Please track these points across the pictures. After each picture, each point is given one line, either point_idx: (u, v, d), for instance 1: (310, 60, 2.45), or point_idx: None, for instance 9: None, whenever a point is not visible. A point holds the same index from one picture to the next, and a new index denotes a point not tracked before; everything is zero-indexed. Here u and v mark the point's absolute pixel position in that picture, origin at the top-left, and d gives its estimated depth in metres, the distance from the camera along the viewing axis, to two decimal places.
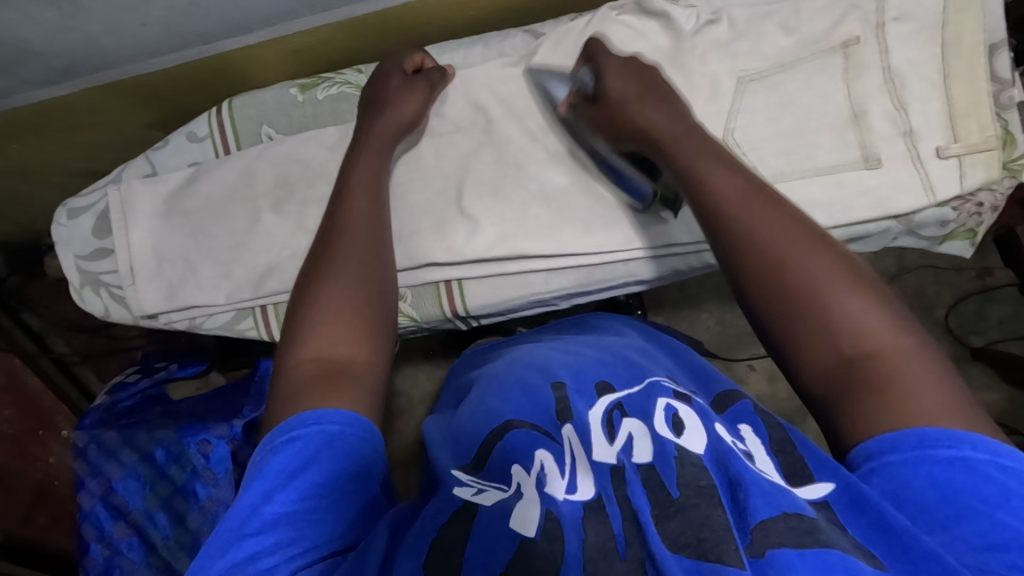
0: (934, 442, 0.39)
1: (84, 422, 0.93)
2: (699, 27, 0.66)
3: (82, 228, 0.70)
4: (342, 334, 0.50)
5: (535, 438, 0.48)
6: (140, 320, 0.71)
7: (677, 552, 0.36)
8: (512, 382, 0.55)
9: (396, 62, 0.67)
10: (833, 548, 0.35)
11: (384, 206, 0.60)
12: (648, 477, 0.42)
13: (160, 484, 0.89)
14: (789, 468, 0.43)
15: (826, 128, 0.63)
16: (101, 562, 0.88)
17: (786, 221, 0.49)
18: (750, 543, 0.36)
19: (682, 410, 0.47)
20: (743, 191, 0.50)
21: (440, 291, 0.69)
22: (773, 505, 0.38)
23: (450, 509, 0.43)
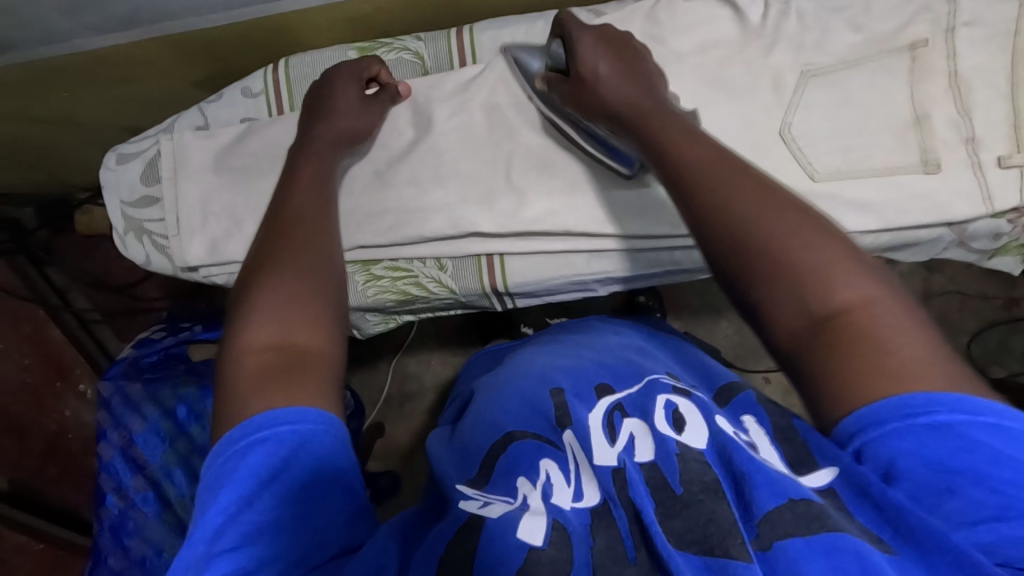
0: (915, 410, 0.37)
1: (111, 372, 0.92)
2: (767, 18, 0.66)
3: (131, 174, 0.71)
4: (289, 319, 0.47)
5: (539, 448, 0.48)
6: (179, 273, 0.72)
7: (683, 550, 0.36)
8: (512, 392, 0.55)
9: (348, 69, 0.67)
10: (843, 532, 0.34)
11: (333, 198, 0.58)
12: (652, 476, 0.42)
13: (180, 440, 0.89)
14: (793, 457, 0.42)
15: (885, 130, 0.63)
16: (116, 514, 0.89)
17: (760, 196, 0.46)
18: (755, 538, 0.36)
19: (682, 406, 0.47)
20: (712, 174, 0.48)
21: (481, 264, 0.68)
22: (779, 492, 0.37)
23: (455, 524, 0.41)
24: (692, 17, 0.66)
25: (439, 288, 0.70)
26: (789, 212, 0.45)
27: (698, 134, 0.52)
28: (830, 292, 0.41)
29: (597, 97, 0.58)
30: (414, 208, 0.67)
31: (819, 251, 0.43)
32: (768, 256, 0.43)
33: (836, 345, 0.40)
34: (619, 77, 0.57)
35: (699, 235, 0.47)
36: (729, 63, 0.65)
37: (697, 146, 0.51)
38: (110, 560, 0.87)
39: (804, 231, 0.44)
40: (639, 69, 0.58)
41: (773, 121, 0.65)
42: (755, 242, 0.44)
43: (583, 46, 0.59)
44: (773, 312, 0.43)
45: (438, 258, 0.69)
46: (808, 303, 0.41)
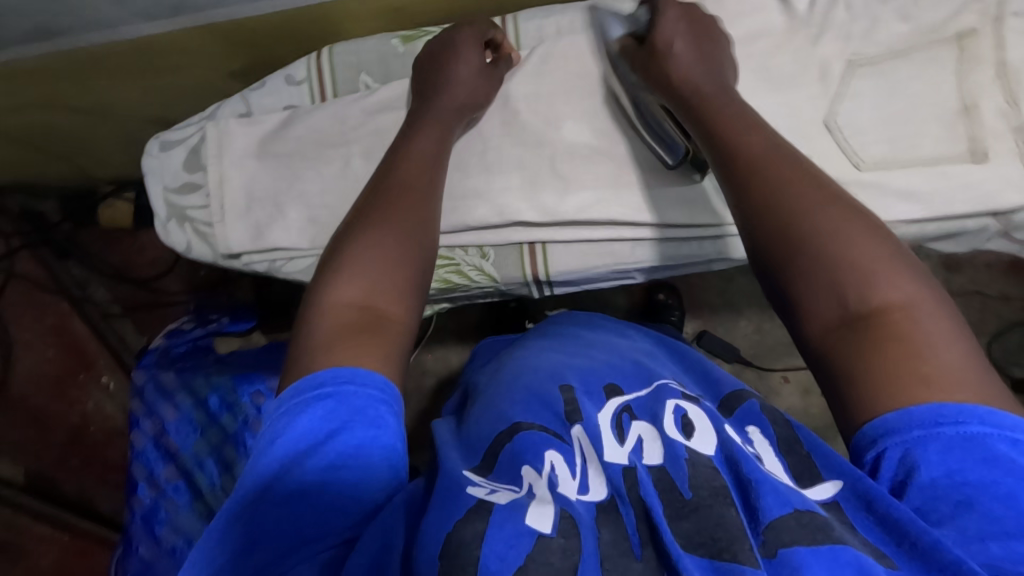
0: (943, 419, 0.37)
1: (143, 362, 0.93)
2: (814, 7, 0.66)
3: (174, 161, 0.71)
4: (375, 281, 0.49)
5: (546, 439, 0.46)
6: (220, 260, 0.72)
7: (692, 552, 0.36)
8: (521, 387, 0.53)
9: (470, 31, 0.66)
10: (845, 545, 0.35)
11: (442, 169, 0.61)
12: (659, 478, 0.42)
13: (212, 430, 0.89)
14: (797, 468, 0.43)
15: (931, 119, 0.63)
16: (147, 503, 0.88)
17: (818, 193, 0.47)
18: (762, 544, 0.36)
19: (691, 412, 0.47)
20: (766, 169, 0.49)
21: (523, 253, 0.69)
22: (785, 503, 0.38)
23: (462, 507, 0.39)
24: (738, 6, 0.66)
25: (480, 275, 0.70)
26: (839, 210, 0.46)
27: (754, 129, 0.53)
28: (870, 289, 0.42)
29: (665, 66, 0.60)
30: (457, 195, 0.67)
31: (862, 245, 0.44)
32: (813, 247, 0.45)
33: (871, 341, 0.40)
34: (694, 57, 0.60)
35: (745, 225, 0.49)
36: (775, 52, 0.65)
37: (757, 138, 0.52)
38: (142, 550, 0.86)
39: (854, 227, 0.45)
40: (713, 54, 0.61)
41: (818, 111, 0.65)
42: (801, 232, 0.45)
43: (668, 17, 0.61)
44: (812, 303, 0.44)
45: (480, 246, 0.69)
46: (848, 297, 0.42)
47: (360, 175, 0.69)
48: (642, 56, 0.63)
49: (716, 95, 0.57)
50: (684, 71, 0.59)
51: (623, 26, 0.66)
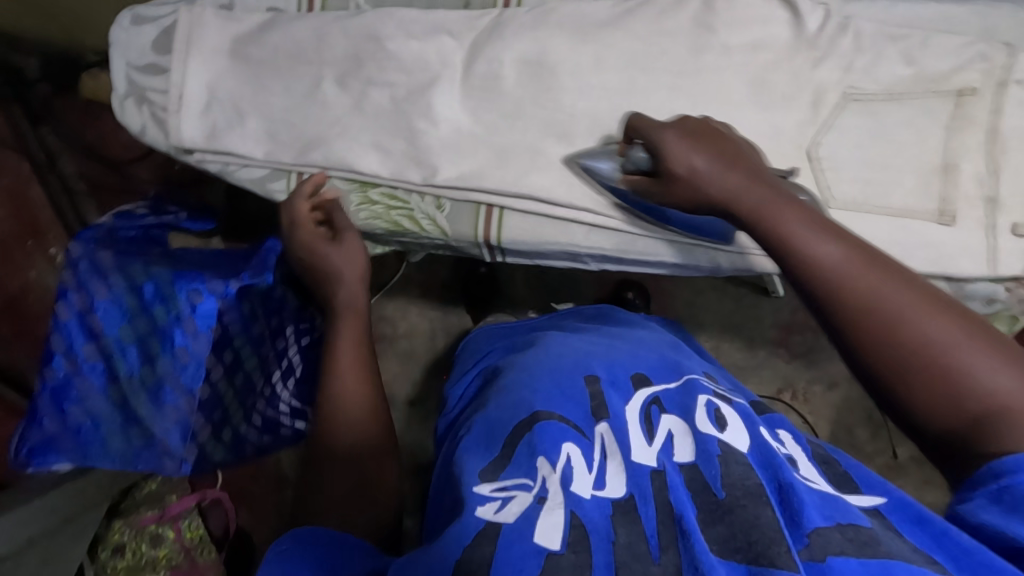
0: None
1: (84, 234, 0.89)
2: (824, 28, 0.63)
3: (142, 38, 0.67)
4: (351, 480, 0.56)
5: (566, 431, 0.49)
6: (171, 152, 0.69)
7: (729, 558, 0.39)
8: (558, 376, 0.56)
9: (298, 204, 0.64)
10: (897, 560, 0.36)
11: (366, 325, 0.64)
12: (692, 477, 0.45)
13: (140, 319, 0.87)
14: (835, 477, 0.46)
15: (910, 170, 0.62)
16: (59, 377, 0.87)
17: (910, 292, 0.42)
18: (806, 547, 0.38)
19: (723, 409, 0.52)
20: (856, 273, 0.43)
21: (479, 213, 0.67)
22: (829, 517, 0.40)
23: (474, 529, 0.41)
24: (749, 10, 0.63)
25: (432, 227, 0.68)
26: (929, 303, 0.41)
27: (829, 223, 0.46)
28: (982, 393, 0.39)
29: (699, 192, 0.51)
30: (426, 147, 0.66)
31: (963, 343, 0.40)
32: (912, 358, 0.41)
33: (1002, 448, 0.38)
34: (716, 172, 0.51)
35: (836, 336, 0.44)
36: (776, 69, 0.63)
37: (831, 238, 0.45)
38: (45, 422, 0.87)
39: (948, 324, 0.40)
40: (723, 147, 0.53)
41: (801, 138, 0.63)
42: (899, 343, 0.41)
43: (669, 142, 0.53)
44: (927, 412, 0.40)
45: (437, 197, 0.67)
46: (961, 403, 0.39)
47: (330, 101, 0.67)
48: (658, 189, 0.55)
49: (759, 207, 0.48)
50: (726, 189, 0.51)
51: (608, 162, 0.61)
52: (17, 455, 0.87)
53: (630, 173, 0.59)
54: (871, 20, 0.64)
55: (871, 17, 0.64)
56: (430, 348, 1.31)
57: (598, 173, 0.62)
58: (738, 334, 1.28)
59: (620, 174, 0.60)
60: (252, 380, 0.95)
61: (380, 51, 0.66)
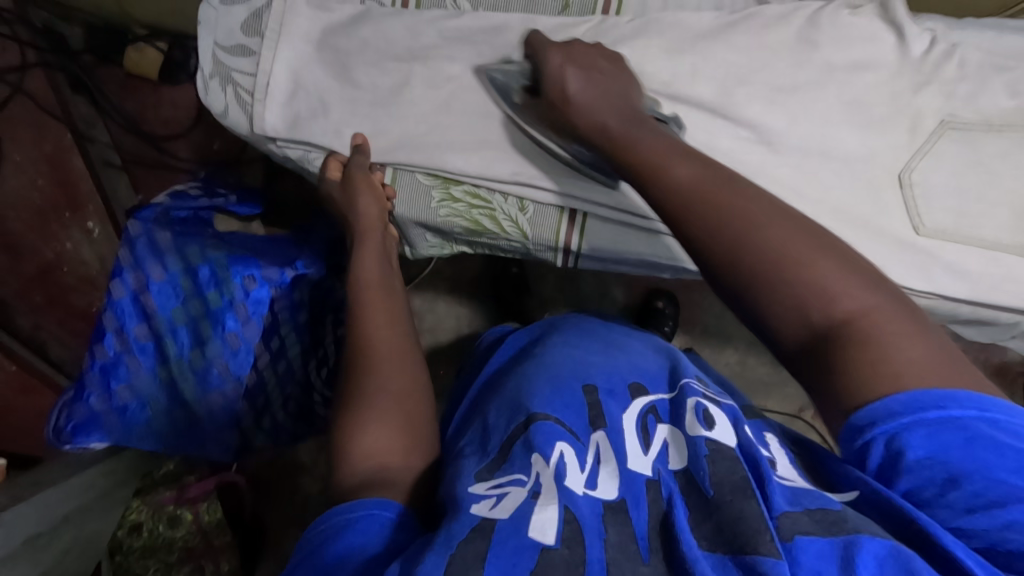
0: (925, 406, 0.36)
1: (142, 214, 0.88)
2: (930, 55, 0.62)
3: (232, 18, 0.66)
4: (389, 437, 0.50)
5: (562, 433, 0.48)
6: (252, 136, 0.68)
7: (711, 552, 0.38)
8: (550, 378, 0.55)
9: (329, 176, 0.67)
10: (865, 535, 0.36)
11: (398, 292, 0.64)
12: (685, 480, 0.44)
13: (193, 301, 0.86)
14: (813, 475, 0.45)
15: (1003, 203, 0.61)
16: (110, 355, 0.86)
17: (774, 216, 0.44)
18: (777, 528, 0.38)
19: (712, 409, 0.50)
20: (706, 199, 0.46)
21: (562, 219, 0.66)
22: (794, 503, 0.40)
23: (468, 525, 0.39)
24: (854, 32, 0.62)
25: (514, 229, 0.68)
26: (784, 226, 0.43)
27: (686, 150, 0.50)
28: (831, 301, 0.40)
29: (586, 114, 0.57)
30: (512, 149, 0.65)
31: (814, 257, 0.42)
32: (765, 271, 0.42)
33: (842, 354, 0.39)
34: (593, 95, 0.57)
35: (704, 260, 0.46)
36: (874, 94, 0.62)
37: (691, 170, 0.48)
38: (93, 399, 0.86)
39: (797, 239, 0.42)
40: (607, 81, 0.58)
41: (897, 161, 0.63)
42: (758, 261, 0.42)
43: (551, 62, 0.59)
44: (778, 322, 0.42)
45: (522, 199, 0.66)
46: (814, 312, 0.40)
47: (418, 97, 0.66)
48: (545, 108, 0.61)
49: (625, 133, 0.54)
50: (604, 118, 0.55)
51: (503, 73, 0.63)
52: (60, 431, 0.86)
53: (523, 94, 0.63)
54: (978, 49, 0.63)
55: (978, 45, 0.63)
56: (456, 345, 1.29)
57: (501, 89, 0.64)
58: (765, 350, 1.28)
59: (518, 88, 0.63)
60: (293, 366, 0.94)
61: (473, 51, 0.65)
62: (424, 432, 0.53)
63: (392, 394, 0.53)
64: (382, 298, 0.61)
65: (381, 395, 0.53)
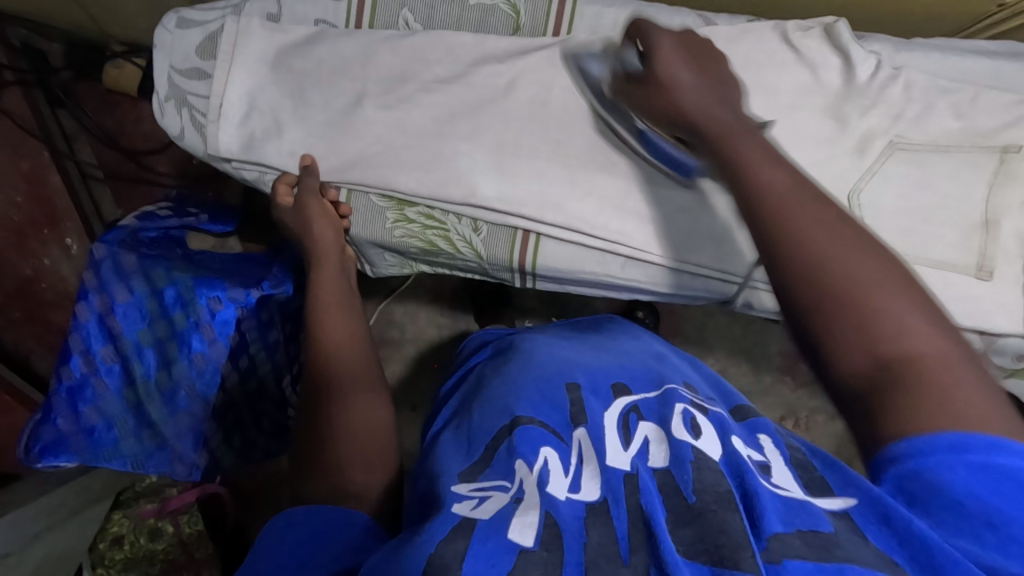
0: (971, 446, 0.34)
1: (107, 237, 0.87)
2: (876, 79, 0.63)
3: (187, 42, 0.67)
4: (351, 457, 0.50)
5: (545, 436, 0.48)
6: (208, 157, 0.68)
7: (692, 559, 0.37)
8: (533, 378, 0.56)
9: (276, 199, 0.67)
10: (854, 564, 0.33)
11: (355, 307, 0.64)
12: (665, 482, 0.43)
13: (159, 323, 0.87)
14: (808, 481, 0.42)
15: (952, 224, 0.62)
16: (76, 377, 0.87)
17: (843, 230, 0.40)
18: (765, 550, 0.36)
19: (699, 418, 0.49)
20: (800, 200, 0.42)
21: (515, 239, 0.67)
22: (788, 520, 0.37)
23: (447, 526, 0.38)
24: (794, 57, 0.63)
25: (468, 249, 0.68)
26: (864, 246, 0.40)
27: (773, 151, 0.46)
28: (900, 335, 0.37)
29: (671, 100, 0.51)
30: (465, 167, 0.65)
31: (889, 291, 0.38)
32: (833, 293, 0.38)
33: (903, 390, 0.36)
34: (698, 87, 0.51)
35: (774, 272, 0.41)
36: (823, 115, 0.63)
37: (777, 172, 0.43)
38: (59, 421, 0.86)
39: (878, 267, 0.39)
40: (715, 72, 0.54)
41: (845, 183, 0.63)
42: (827, 278, 0.39)
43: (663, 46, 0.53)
44: (838, 349, 0.38)
45: (475, 219, 0.67)
46: (879, 345, 0.37)
47: (371, 117, 0.66)
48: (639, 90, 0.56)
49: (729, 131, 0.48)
50: (690, 100, 0.50)
51: (601, 64, 0.64)
52: (29, 451, 0.86)
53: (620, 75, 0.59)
54: (922, 71, 0.64)
55: (922, 68, 0.64)
56: (436, 358, 1.29)
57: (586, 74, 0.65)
58: (747, 359, 1.28)
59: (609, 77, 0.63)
60: (264, 384, 0.95)
61: (427, 73, 0.66)
62: (385, 444, 0.53)
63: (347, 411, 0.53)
64: (338, 314, 0.62)
65: (342, 415, 0.53)
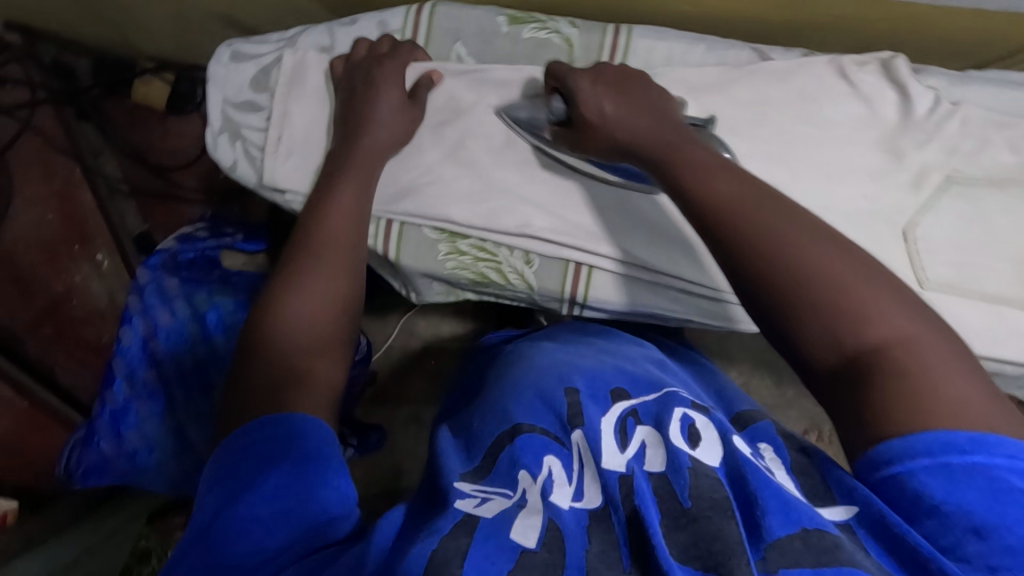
0: (953, 449, 0.38)
1: (150, 261, 0.89)
2: (933, 112, 0.63)
3: (242, 75, 0.68)
4: (298, 341, 0.50)
5: (545, 445, 0.47)
6: (260, 188, 0.68)
7: (685, 562, 0.37)
8: (531, 383, 0.55)
9: (356, 54, 0.65)
10: (858, 567, 0.36)
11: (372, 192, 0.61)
12: (659, 486, 0.42)
13: (201, 347, 0.88)
14: (810, 488, 0.42)
15: (1008, 258, 0.62)
16: (120, 402, 0.88)
17: (791, 224, 0.45)
18: (761, 560, 0.37)
19: (700, 422, 0.47)
20: (752, 197, 0.47)
21: (567, 270, 0.67)
22: (792, 521, 0.39)
23: (450, 521, 0.38)
24: (845, 89, 0.64)
25: (519, 281, 0.68)
26: (812, 240, 0.45)
27: (718, 157, 0.51)
28: (868, 326, 0.42)
29: (611, 131, 0.57)
30: (517, 197, 0.66)
31: (853, 282, 0.43)
32: (788, 289, 0.43)
33: (881, 383, 0.40)
34: (628, 111, 0.56)
35: (735, 277, 0.46)
36: (878, 148, 0.64)
37: (725, 179, 0.49)
38: (102, 445, 0.87)
39: (829, 256, 0.44)
40: (644, 98, 0.58)
41: (899, 217, 0.63)
42: (781, 275, 0.44)
43: (583, 89, 0.58)
44: (808, 344, 0.43)
45: (526, 252, 0.67)
46: (848, 338, 0.42)
47: (425, 148, 0.67)
48: (574, 134, 0.60)
49: (672, 140, 0.53)
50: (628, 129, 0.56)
51: (528, 110, 0.65)
52: (71, 472, 0.88)
53: (552, 128, 0.63)
54: (978, 105, 0.64)
55: (977, 102, 0.64)
56: None
57: (530, 125, 0.65)
58: (770, 373, 1.27)
59: (546, 123, 0.64)
60: None
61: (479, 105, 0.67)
62: (336, 336, 0.53)
63: (309, 291, 0.53)
64: (360, 176, 0.60)
65: (290, 313, 0.52)
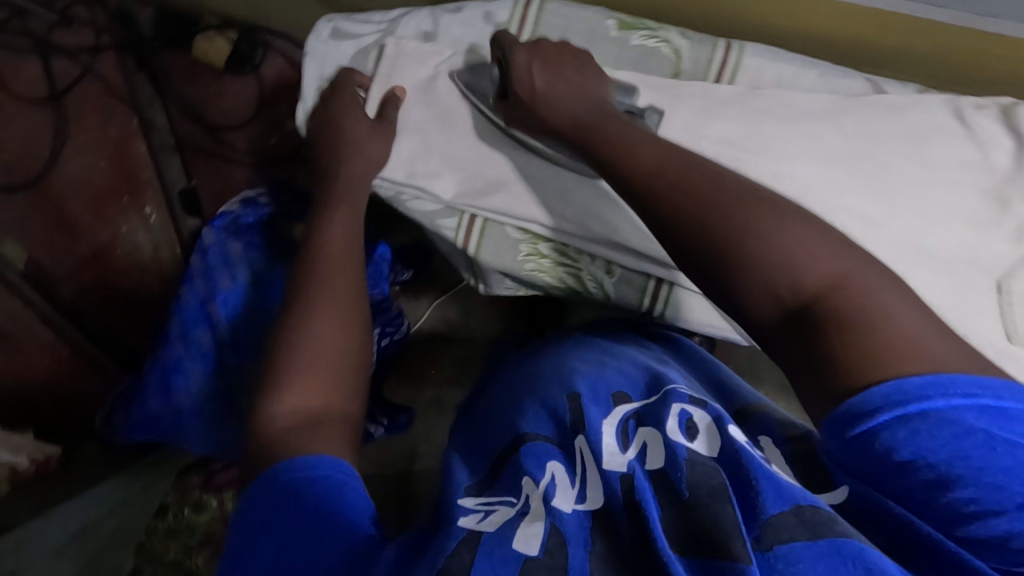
0: (911, 398, 0.37)
1: (214, 223, 0.89)
2: None
3: (342, 54, 0.69)
4: (308, 385, 0.49)
5: (548, 451, 0.47)
6: None
7: (682, 554, 0.37)
8: (549, 378, 0.55)
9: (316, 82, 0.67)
10: (851, 539, 0.35)
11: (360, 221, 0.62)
12: (659, 483, 0.41)
13: (257, 315, 0.87)
14: (809, 479, 0.43)
15: None
16: (173, 359, 0.87)
17: (718, 187, 0.47)
18: (756, 538, 0.37)
19: (698, 417, 0.45)
20: (681, 164, 0.49)
21: (648, 285, 0.69)
22: (785, 499, 0.38)
23: (453, 542, 0.38)
24: (958, 128, 0.64)
25: (597, 290, 0.69)
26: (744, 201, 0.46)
27: (656, 136, 0.53)
28: (798, 274, 0.42)
29: (550, 111, 0.58)
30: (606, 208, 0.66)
31: (781, 232, 0.44)
32: (719, 251, 0.44)
33: (823, 333, 0.40)
34: (564, 93, 0.58)
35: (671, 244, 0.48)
36: (986, 193, 0.63)
37: (649, 155, 0.51)
38: (155, 400, 0.87)
39: (761, 210, 0.45)
40: (579, 80, 0.59)
41: (997, 267, 0.62)
42: (712, 239, 0.45)
43: (519, 63, 0.60)
44: (747, 300, 0.44)
45: (608, 262, 0.68)
46: (783, 288, 0.42)
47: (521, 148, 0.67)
48: (513, 109, 0.62)
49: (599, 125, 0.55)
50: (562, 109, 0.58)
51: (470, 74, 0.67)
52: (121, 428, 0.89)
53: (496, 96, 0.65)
54: None
55: None
56: None
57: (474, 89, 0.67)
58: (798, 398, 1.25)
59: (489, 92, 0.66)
60: None
61: None
62: (349, 373, 0.52)
63: (314, 335, 0.52)
64: (349, 209, 0.62)
65: (298, 353, 0.51)
